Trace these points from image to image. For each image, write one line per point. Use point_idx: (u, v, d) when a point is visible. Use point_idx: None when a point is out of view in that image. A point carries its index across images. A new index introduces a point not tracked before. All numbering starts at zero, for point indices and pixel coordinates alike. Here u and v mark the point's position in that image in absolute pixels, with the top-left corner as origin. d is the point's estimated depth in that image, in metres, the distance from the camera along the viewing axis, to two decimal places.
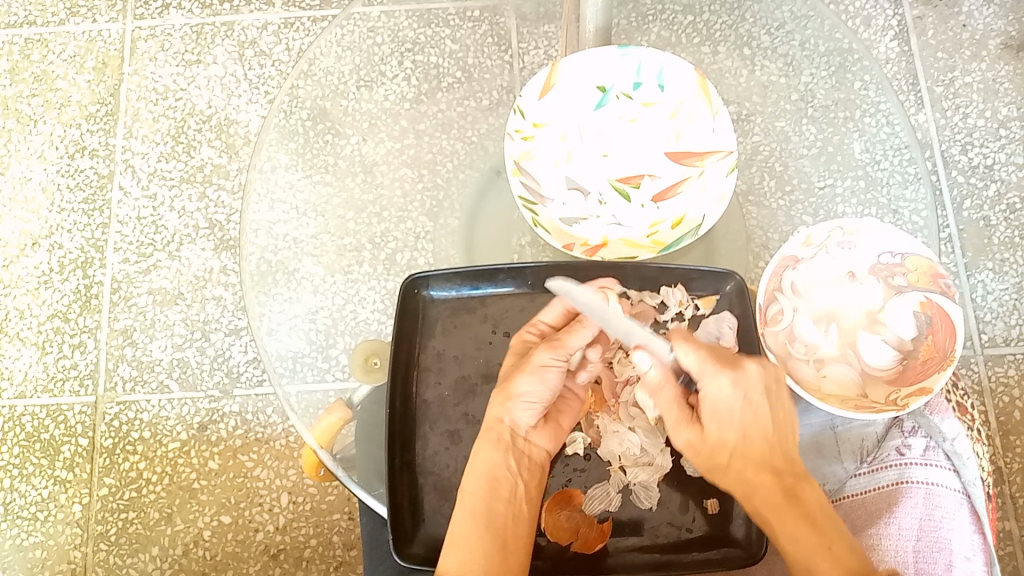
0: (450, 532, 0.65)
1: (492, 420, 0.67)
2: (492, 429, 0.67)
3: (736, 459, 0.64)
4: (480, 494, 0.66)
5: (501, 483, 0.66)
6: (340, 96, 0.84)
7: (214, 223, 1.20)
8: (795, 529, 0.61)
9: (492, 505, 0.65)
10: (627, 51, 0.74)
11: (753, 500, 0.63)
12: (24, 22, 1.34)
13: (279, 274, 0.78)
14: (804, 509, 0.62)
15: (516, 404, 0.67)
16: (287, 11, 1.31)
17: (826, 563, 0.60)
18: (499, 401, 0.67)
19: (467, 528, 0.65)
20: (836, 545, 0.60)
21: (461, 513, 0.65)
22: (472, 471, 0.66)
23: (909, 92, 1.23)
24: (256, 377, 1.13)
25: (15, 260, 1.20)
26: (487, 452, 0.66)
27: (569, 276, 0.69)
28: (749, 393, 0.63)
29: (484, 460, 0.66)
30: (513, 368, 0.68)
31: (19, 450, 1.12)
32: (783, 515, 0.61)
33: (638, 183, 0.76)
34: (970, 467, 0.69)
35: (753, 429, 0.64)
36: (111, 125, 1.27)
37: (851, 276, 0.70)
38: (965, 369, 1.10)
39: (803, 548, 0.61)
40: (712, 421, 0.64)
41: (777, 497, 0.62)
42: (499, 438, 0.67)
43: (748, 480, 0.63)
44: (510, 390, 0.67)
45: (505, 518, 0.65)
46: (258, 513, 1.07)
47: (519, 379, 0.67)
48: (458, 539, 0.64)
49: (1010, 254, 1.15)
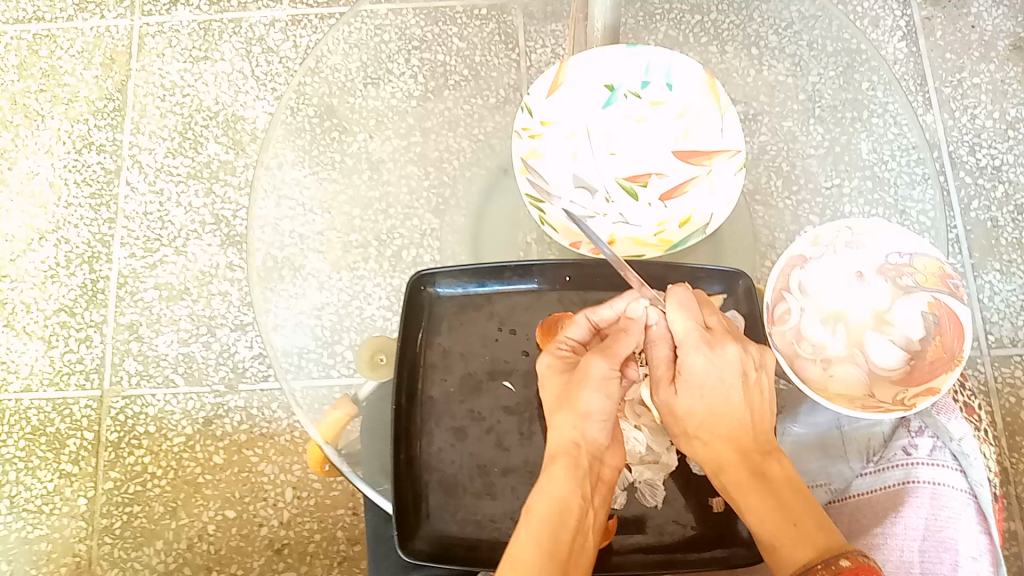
0: (513, 551, 0.57)
1: (565, 444, 0.61)
2: (568, 452, 0.61)
3: (701, 432, 0.62)
4: (548, 519, 0.58)
5: (570, 512, 0.59)
6: (348, 94, 0.85)
7: (220, 219, 1.20)
8: (757, 505, 0.59)
9: (560, 533, 0.58)
10: (635, 51, 0.74)
11: (718, 477, 0.61)
12: (33, 17, 1.34)
13: (285, 270, 0.78)
14: (770, 487, 0.60)
15: (587, 424, 0.62)
16: (294, 8, 1.31)
17: (793, 538, 0.57)
18: (570, 422, 0.61)
19: (531, 553, 0.57)
20: (802, 521, 0.58)
21: (525, 537, 0.58)
22: (543, 493, 0.60)
23: (917, 93, 1.22)
24: (261, 373, 1.13)
25: (22, 254, 1.21)
26: (561, 477, 0.60)
27: (577, 274, 0.70)
28: (722, 371, 0.62)
29: (557, 484, 0.60)
30: (568, 387, 0.62)
31: (25, 443, 1.12)
32: (745, 492, 0.60)
33: (646, 181, 0.76)
34: (976, 467, 0.68)
35: (722, 408, 0.62)
36: (118, 121, 1.27)
37: (858, 277, 0.70)
38: (972, 370, 1.09)
39: (767, 525, 0.59)
40: (685, 391, 0.62)
41: (742, 475, 0.60)
42: (576, 463, 0.61)
43: (714, 456, 0.62)
44: (573, 405, 0.62)
45: (569, 547, 0.58)
46: (262, 508, 1.07)
47: (581, 393, 0.62)
48: (518, 563, 0.56)
49: (1017, 255, 1.15)
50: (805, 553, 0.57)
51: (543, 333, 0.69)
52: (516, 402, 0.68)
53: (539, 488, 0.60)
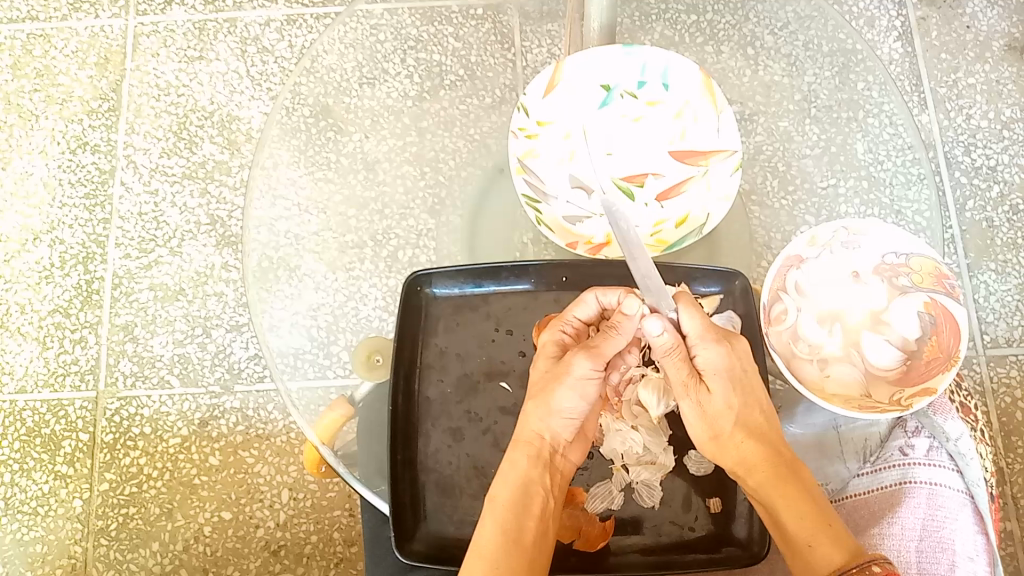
0: (477, 541, 0.61)
1: (531, 435, 0.64)
2: (531, 443, 0.63)
3: (736, 434, 0.62)
4: (512, 505, 0.61)
5: (533, 498, 0.62)
6: (343, 94, 0.84)
7: (216, 219, 1.20)
8: (796, 503, 0.61)
9: (524, 519, 0.61)
10: (631, 51, 0.74)
11: (752, 477, 0.62)
12: (27, 17, 1.34)
13: (281, 270, 0.78)
14: (804, 487, 0.62)
15: (555, 419, 0.63)
16: (289, 7, 1.31)
17: (828, 540, 0.60)
18: (538, 415, 0.63)
19: (494, 539, 0.60)
20: (835, 523, 0.60)
21: (490, 524, 0.61)
22: (503, 480, 0.63)
23: (912, 93, 1.23)
24: (257, 374, 1.12)
25: (16, 255, 1.20)
26: (523, 464, 0.63)
27: (573, 274, 0.69)
28: (745, 363, 0.63)
29: (517, 471, 0.63)
30: (548, 379, 0.63)
31: (19, 445, 1.11)
32: (784, 491, 0.61)
33: (642, 182, 0.75)
34: (974, 466, 0.67)
35: (753, 401, 0.63)
36: (113, 121, 1.27)
37: (854, 277, 0.70)
38: (968, 370, 1.10)
39: (804, 524, 0.60)
40: (718, 387, 0.62)
41: (777, 472, 0.62)
42: (537, 454, 0.63)
43: (743, 457, 0.62)
44: (547, 401, 0.63)
45: (533, 536, 0.61)
46: (259, 509, 1.07)
47: (558, 392, 0.63)
48: (483, 549, 0.60)
49: (1012, 255, 1.15)
50: (839, 556, 0.59)
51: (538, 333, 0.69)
52: (513, 403, 0.68)
53: (500, 474, 0.63)
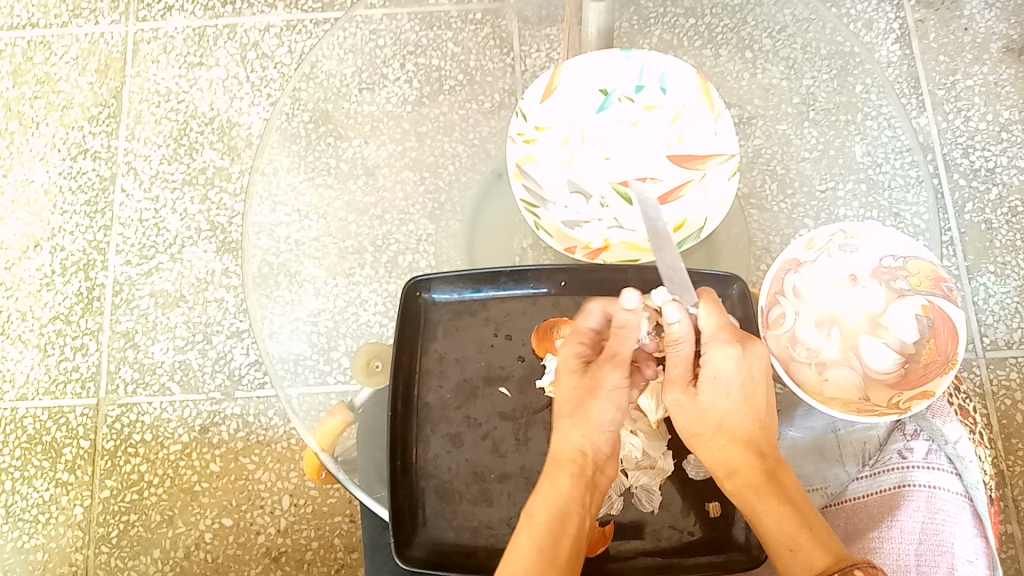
0: (510, 554, 0.59)
1: (573, 452, 0.63)
2: (574, 461, 0.63)
3: (720, 436, 0.62)
4: (549, 524, 0.60)
5: (570, 518, 0.61)
6: (343, 99, 0.84)
7: (216, 226, 1.20)
8: (777, 508, 0.60)
9: (561, 540, 0.60)
10: (629, 55, 0.74)
11: (731, 480, 0.62)
12: (27, 24, 1.34)
13: (281, 276, 0.78)
14: (786, 493, 0.61)
15: (596, 434, 0.63)
16: (289, 13, 1.31)
17: (809, 543, 0.59)
18: (579, 431, 0.63)
19: (528, 556, 0.59)
20: (817, 527, 0.59)
21: (524, 540, 0.60)
22: (541, 497, 0.62)
23: (910, 95, 1.23)
24: (257, 380, 1.13)
25: (17, 263, 1.20)
26: (565, 482, 0.62)
27: (572, 279, 0.70)
28: (753, 368, 0.62)
29: (559, 489, 0.62)
30: (583, 394, 0.64)
31: (21, 452, 1.12)
32: (764, 496, 0.61)
33: (640, 186, 0.76)
34: (972, 469, 0.67)
35: (754, 409, 0.63)
36: (113, 127, 1.27)
37: (852, 280, 0.70)
38: (967, 372, 1.10)
39: (787, 528, 0.59)
40: (710, 390, 0.62)
41: (758, 478, 0.62)
42: (580, 471, 0.63)
43: (726, 460, 0.62)
44: (586, 415, 0.63)
45: (569, 554, 0.60)
46: (259, 515, 1.07)
47: (596, 404, 0.63)
48: (519, 564, 0.59)
49: (1011, 257, 1.15)
50: (821, 561, 0.58)
51: (538, 339, 0.69)
52: (512, 408, 0.68)
53: (540, 492, 0.62)
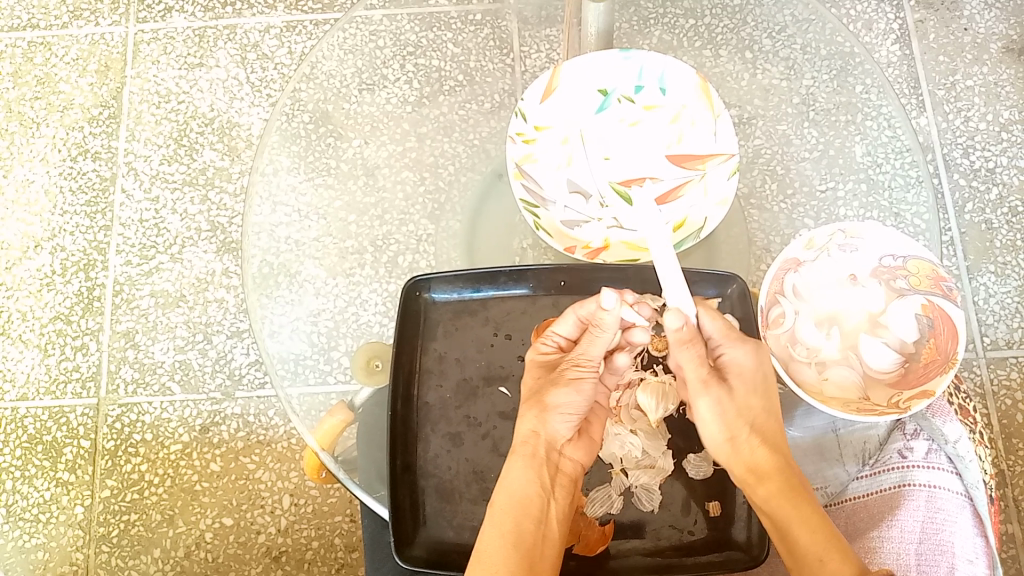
0: (478, 547, 0.61)
1: (526, 435, 0.64)
2: (527, 442, 0.64)
3: (750, 439, 0.62)
4: (511, 511, 0.62)
5: (531, 502, 0.63)
6: (343, 99, 0.84)
7: (216, 226, 1.20)
8: (808, 515, 0.60)
9: (523, 523, 0.61)
10: (629, 55, 0.73)
11: (764, 486, 0.61)
12: (28, 25, 1.34)
13: (281, 277, 0.78)
14: (813, 500, 0.61)
15: (552, 417, 0.64)
16: (289, 14, 1.31)
17: (839, 555, 0.59)
18: (532, 414, 0.64)
19: (496, 545, 0.60)
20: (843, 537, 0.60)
21: (490, 528, 0.62)
22: (505, 486, 0.63)
23: (910, 96, 1.23)
24: (258, 380, 1.13)
25: (18, 263, 1.20)
26: (521, 467, 0.63)
27: (571, 279, 0.70)
28: (766, 367, 0.63)
29: (518, 476, 0.63)
30: (544, 382, 0.65)
31: (21, 452, 1.12)
32: (796, 501, 0.61)
33: (640, 186, 0.76)
34: (972, 469, 0.67)
35: (771, 408, 0.64)
36: (113, 128, 1.27)
37: (852, 279, 0.70)
38: (967, 372, 1.10)
39: (817, 538, 0.59)
40: (740, 383, 0.63)
41: (788, 484, 0.61)
42: (534, 453, 0.64)
43: (756, 464, 0.62)
44: (546, 405, 0.64)
45: (533, 538, 0.61)
46: (260, 515, 1.07)
47: (553, 392, 0.64)
48: (486, 555, 0.60)
49: (1012, 257, 1.15)
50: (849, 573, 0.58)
51: (538, 337, 0.69)
52: (512, 408, 0.68)
53: (502, 481, 0.64)
